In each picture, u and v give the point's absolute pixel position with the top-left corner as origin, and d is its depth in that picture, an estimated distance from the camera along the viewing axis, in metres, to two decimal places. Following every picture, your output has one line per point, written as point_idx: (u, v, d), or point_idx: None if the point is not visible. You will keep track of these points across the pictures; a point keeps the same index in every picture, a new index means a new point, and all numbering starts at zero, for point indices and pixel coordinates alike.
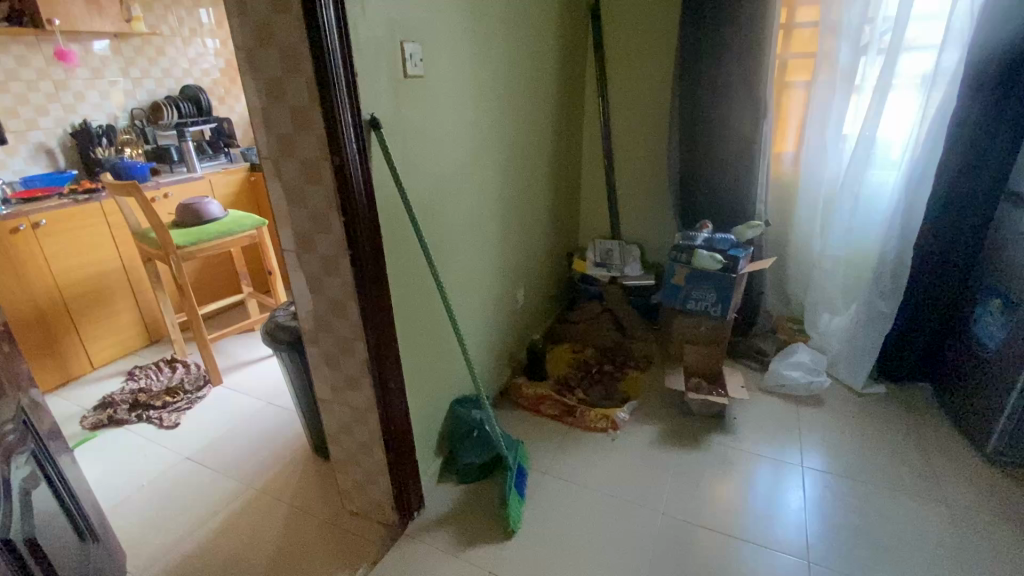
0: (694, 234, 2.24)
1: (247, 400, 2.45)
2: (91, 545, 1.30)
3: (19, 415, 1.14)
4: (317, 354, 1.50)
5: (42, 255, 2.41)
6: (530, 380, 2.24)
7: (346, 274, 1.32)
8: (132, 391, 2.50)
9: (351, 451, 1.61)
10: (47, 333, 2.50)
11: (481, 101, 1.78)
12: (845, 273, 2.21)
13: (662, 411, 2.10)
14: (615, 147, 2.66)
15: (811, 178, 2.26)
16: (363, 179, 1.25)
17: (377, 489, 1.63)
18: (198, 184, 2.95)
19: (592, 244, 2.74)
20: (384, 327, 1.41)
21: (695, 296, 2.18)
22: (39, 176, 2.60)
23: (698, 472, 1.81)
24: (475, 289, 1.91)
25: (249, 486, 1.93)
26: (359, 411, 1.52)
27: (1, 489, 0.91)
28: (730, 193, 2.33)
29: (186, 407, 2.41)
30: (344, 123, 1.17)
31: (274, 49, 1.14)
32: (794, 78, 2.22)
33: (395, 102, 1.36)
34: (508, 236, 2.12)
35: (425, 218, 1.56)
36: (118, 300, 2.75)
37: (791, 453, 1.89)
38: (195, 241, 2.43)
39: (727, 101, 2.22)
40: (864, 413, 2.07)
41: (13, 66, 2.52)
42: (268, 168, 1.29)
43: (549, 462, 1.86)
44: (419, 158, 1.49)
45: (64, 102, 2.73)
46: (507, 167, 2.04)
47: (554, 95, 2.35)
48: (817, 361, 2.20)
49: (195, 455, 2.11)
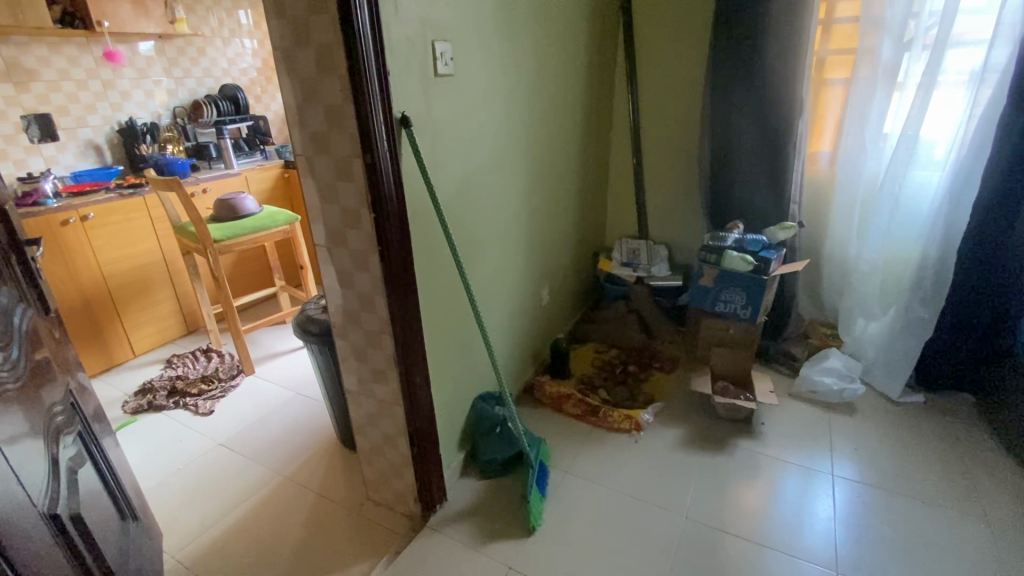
0: (724, 235, 2.19)
1: (277, 390, 2.52)
2: (132, 524, 1.36)
3: (67, 397, 1.21)
4: (345, 347, 1.53)
5: (90, 247, 2.53)
6: (553, 379, 2.24)
7: (375, 269, 1.34)
8: (170, 379, 2.60)
9: (377, 443, 1.65)
10: (92, 321, 2.62)
11: (510, 101, 1.79)
12: (884, 277, 2.13)
13: (687, 414, 2.07)
14: (644, 147, 2.63)
15: (848, 178, 2.19)
16: (393, 176, 1.27)
17: (401, 481, 1.66)
18: (235, 180, 3.05)
19: (618, 243, 2.72)
20: (411, 323, 1.43)
21: (724, 299, 2.15)
22: (88, 172, 2.73)
23: (723, 477, 1.78)
24: (500, 286, 1.93)
25: (277, 473, 1.99)
26: (385, 404, 1.55)
27: (50, 466, 0.97)
28: (762, 193, 2.28)
29: (220, 395, 2.50)
30: (376, 122, 1.19)
31: (310, 49, 1.17)
32: (832, 76, 2.16)
33: (425, 101, 1.37)
34: (535, 233, 2.13)
35: (453, 215, 1.58)
36: (158, 290, 2.87)
37: (821, 461, 1.84)
38: (230, 236, 2.51)
39: (761, 99, 2.17)
40: (900, 423, 2.00)
41: (65, 67, 2.65)
42: (302, 165, 1.32)
43: (571, 460, 1.86)
44: (448, 158, 1.51)
45: (111, 101, 2.86)
46: (535, 166, 2.05)
47: (583, 94, 2.34)
48: (851, 367, 2.14)
49: (227, 442, 2.19)
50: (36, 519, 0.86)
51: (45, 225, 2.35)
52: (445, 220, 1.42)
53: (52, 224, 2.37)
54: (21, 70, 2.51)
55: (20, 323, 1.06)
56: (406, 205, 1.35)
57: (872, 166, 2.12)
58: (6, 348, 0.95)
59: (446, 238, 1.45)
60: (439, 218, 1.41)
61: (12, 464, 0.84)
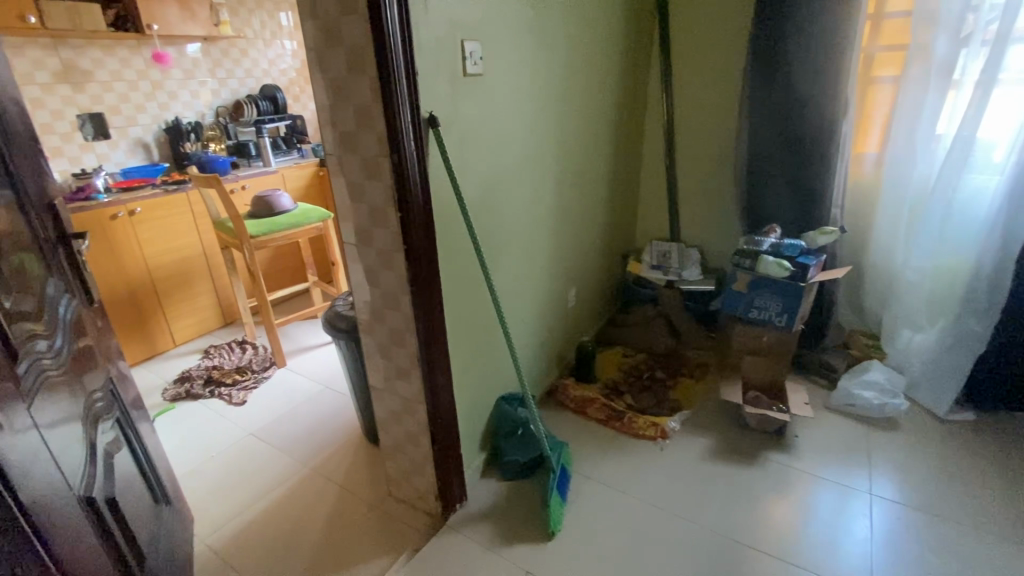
0: (760, 239, 2.13)
1: (307, 383, 2.59)
2: (165, 509, 1.41)
3: (107, 384, 1.26)
4: (371, 344, 1.55)
5: (136, 240, 2.65)
6: (578, 382, 2.22)
7: (400, 268, 1.35)
8: (207, 368, 2.70)
9: (399, 440, 1.66)
10: (137, 311, 2.74)
11: (540, 101, 1.77)
12: (933, 287, 2.02)
13: (716, 423, 2.01)
14: (677, 148, 2.57)
15: (895, 181, 2.08)
16: (419, 174, 1.27)
17: (422, 479, 1.67)
18: (273, 178, 3.14)
19: (649, 245, 2.67)
20: (433, 323, 1.43)
21: (758, 304, 2.06)
22: (136, 168, 2.86)
23: (753, 490, 1.72)
24: (526, 287, 1.92)
25: (304, 465, 2.04)
26: (408, 401, 1.56)
27: (88, 452, 1.01)
28: (800, 197, 2.19)
29: (253, 386, 2.58)
30: (403, 122, 1.20)
31: (341, 50, 1.18)
32: (880, 74, 2.05)
33: (453, 102, 1.37)
34: (562, 234, 2.11)
35: (478, 215, 1.57)
36: (198, 283, 2.98)
37: (858, 478, 1.75)
38: (266, 232, 2.58)
39: (803, 99, 2.08)
40: (946, 442, 1.88)
41: (117, 68, 2.79)
42: (332, 164, 1.34)
43: (593, 466, 1.83)
44: (474, 158, 1.51)
45: (159, 101, 2.99)
46: (564, 167, 2.02)
47: (616, 93, 2.30)
48: (893, 381, 2.03)
49: (258, 432, 2.25)
50: (72, 502, 0.90)
51: (95, 219, 2.47)
52: (470, 220, 1.42)
53: (102, 218, 2.50)
54: (77, 72, 2.65)
55: (65, 312, 1.11)
56: (432, 205, 1.35)
57: (923, 169, 2.00)
58: (51, 337, 0.99)
59: (470, 238, 1.44)
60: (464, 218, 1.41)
61: (52, 448, 0.88)
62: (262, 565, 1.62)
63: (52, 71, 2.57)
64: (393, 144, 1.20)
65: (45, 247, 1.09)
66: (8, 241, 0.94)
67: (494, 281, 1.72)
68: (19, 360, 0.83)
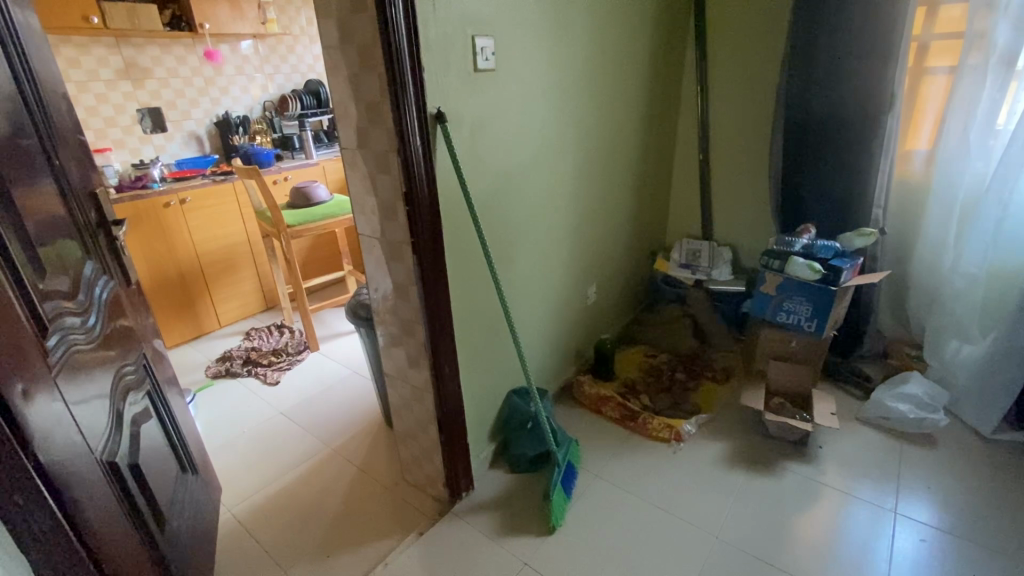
0: (791, 239, 2.01)
1: (336, 367, 2.70)
2: (191, 478, 1.52)
3: (141, 359, 1.37)
4: (383, 332, 1.60)
5: (186, 227, 2.83)
6: (595, 379, 2.20)
7: (407, 260, 1.39)
8: (247, 349, 2.87)
9: (411, 426, 1.71)
10: (186, 293, 2.94)
11: (559, 96, 1.76)
12: (983, 296, 1.87)
13: (735, 428, 1.95)
14: (710, 143, 2.48)
15: (946, 180, 1.93)
16: (423, 169, 1.30)
17: (431, 465, 1.72)
18: (313, 170, 3.27)
19: (678, 243, 2.60)
20: (439, 314, 1.46)
21: (787, 308, 1.97)
22: (188, 159, 3.06)
23: (768, 500, 1.66)
24: (541, 282, 1.92)
25: (326, 445, 2.13)
26: (417, 389, 1.60)
27: (114, 420, 1.12)
28: (839, 195, 2.07)
29: (287, 367, 2.72)
30: (409, 118, 1.23)
31: (353, 48, 1.22)
32: (934, 64, 1.91)
33: (462, 98, 1.39)
34: (582, 230, 2.09)
35: (490, 210, 1.59)
36: (242, 268, 3.16)
37: (884, 496, 1.66)
38: (301, 222, 2.70)
39: (842, 92, 1.97)
40: (989, 464, 1.75)
41: (173, 65, 2.98)
42: (346, 157, 1.39)
43: (602, 464, 1.82)
44: (486, 154, 1.52)
45: (211, 96, 3.18)
46: (586, 162, 2.00)
47: (645, 87, 2.25)
48: (934, 396, 1.88)
49: (287, 412, 2.37)
50: (93, 464, 0.99)
51: (150, 206, 2.66)
52: (478, 215, 1.44)
53: (156, 206, 2.69)
54: (137, 69, 2.85)
55: (101, 292, 1.21)
56: (438, 198, 1.38)
57: (977, 168, 1.85)
58: (84, 315, 1.09)
59: (477, 233, 1.46)
60: (471, 213, 1.43)
61: (76, 414, 0.97)
62: (280, 536, 1.72)
63: (116, 68, 2.78)
64: (398, 139, 1.24)
65: (85, 232, 1.20)
66: (47, 226, 1.03)
67: (507, 276, 1.73)
68: (47, 335, 0.93)
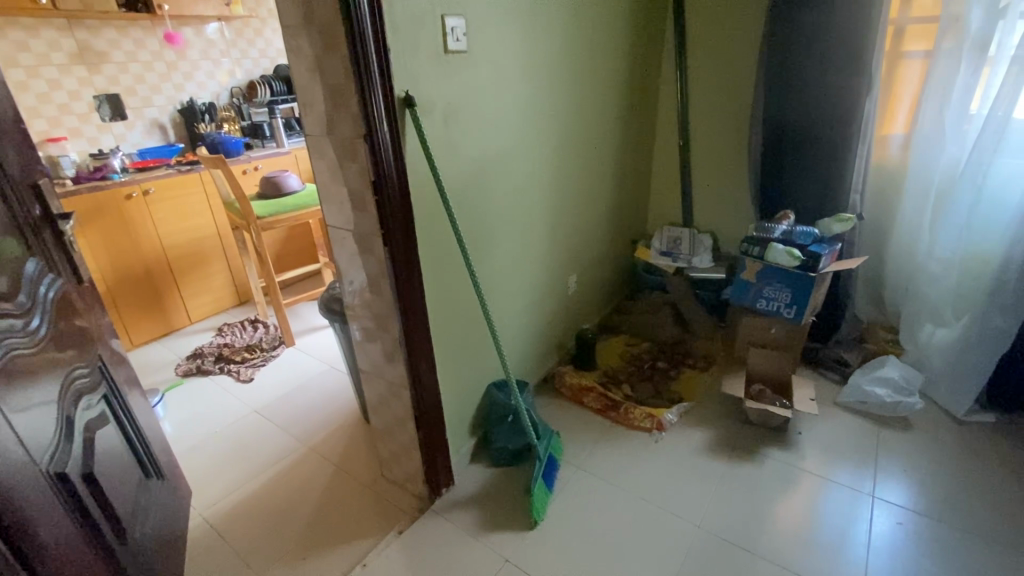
0: (770, 226, 2.01)
1: (312, 362, 2.62)
2: (155, 483, 1.46)
3: (97, 361, 1.29)
4: (357, 328, 1.55)
5: (151, 220, 2.72)
6: (577, 370, 2.18)
7: (378, 252, 1.33)
8: (219, 346, 2.78)
9: (388, 423, 1.66)
10: (153, 289, 2.83)
11: (534, 81, 1.70)
12: (957, 280, 1.89)
13: (716, 416, 1.94)
14: (690, 129, 2.45)
15: (921, 165, 1.94)
16: (392, 156, 1.24)
17: (410, 462, 1.67)
18: (285, 159, 3.16)
19: (658, 231, 2.58)
20: (412, 308, 1.41)
21: (767, 294, 1.97)
22: (152, 149, 2.92)
23: (749, 489, 1.66)
24: (519, 272, 1.87)
25: (302, 443, 2.07)
26: (393, 385, 1.55)
27: (63, 428, 1.05)
28: (818, 181, 2.05)
29: (261, 363, 2.64)
30: (376, 104, 1.18)
31: (314, 28, 1.15)
32: (909, 48, 1.89)
33: (432, 81, 1.32)
34: (561, 218, 2.05)
35: (464, 199, 1.53)
36: (213, 262, 3.05)
37: (863, 481, 1.67)
38: (272, 213, 2.60)
39: (821, 77, 1.94)
40: (963, 446, 1.77)
41: (132, 49, 2.83)
42: (311, 145, 1.32)
43: (584, 456, 1.80)
44: (459, 141, 1.46)
45: (174, 82, 3.03)
46: (564, 149, 1.95)
47: (623, 71, 2.20)
48: (910, 379, 1.90)
49: (262, 409, 2.31)
50: (37, 477, 0.93)
51: (110, 199, 2.54)
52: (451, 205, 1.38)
53: (118, 198, 2.57)
54: (93, 53, 2.70)
55: (48, 291, 1.13)
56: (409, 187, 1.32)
57: (951, 153, 1.86)
58: (25, 316, 1.01)
59: (450, 224, 1.41)
60: (444, 204, 1.37)
61: (16, 425, 0.91)
62: (254, 540, 1.67)
63: (69, 53, 2.63)
64: (364, 124, 1.18)
65: (26, 227, 1.11)
66: None
67: (483, 268, 1.69)
68: None
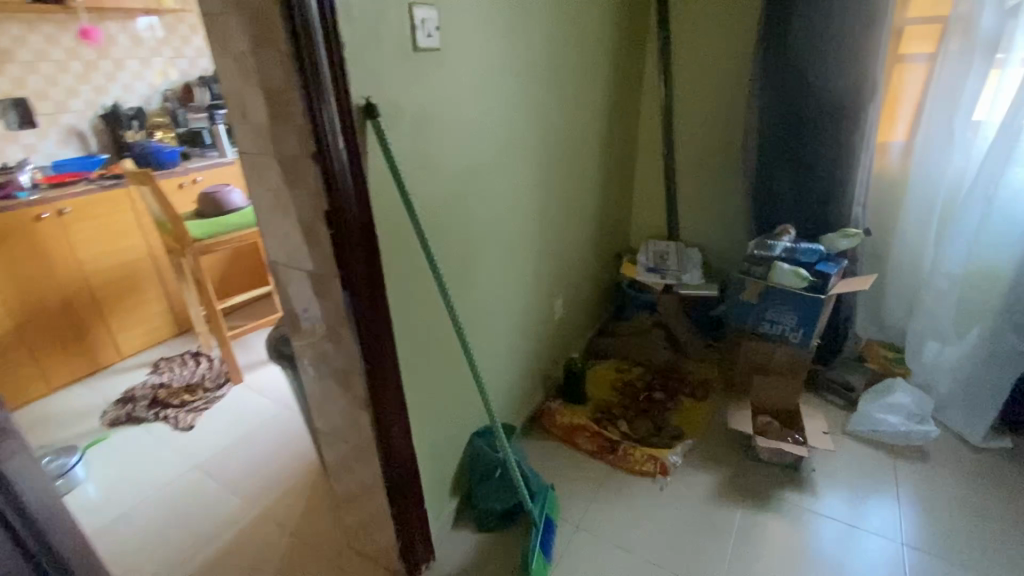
0: (771, 242, 1.84)
1: (264, 403, 2.31)
2: None
3: None
4: (313, 383, 1.28)
5: (68, 243, 2.34)
6: (566, 405, 1.96)
7: (338, 296, 1.08)
8: (153, 387, 2.41)
9: (354, 491, 1.40)
10: (72, 322, 2.45)
11: (515, 84, 1.47)
12: (967, 297, 1.78)
13: (722, 454, 1.76)
14: (676, 136, 2.27)
15: (925, 175, 1.82)
16: (353, 179, 0.99)
17: (382, 535, 1.41)
18: (228, 169, 2.83)
19: (644, 245, 2.39)
20: (383, 361, 1.16)
21: (771, 317, 1.82)
22: (69, 161, 2.54)
23: (770, 543, 1.48)
24: (501, 302, 1.64)
25: (253, 507, 1.78)
26: (360, 450, 1.29)
27: None
28: (818, 193, 1.91)
29: (204, 407, 2.29)
30: (330, 115, 0.93)
31: (244, 17, 0.89)
32: (911, 51, 1.77)
33: (399, 84, 1.07)
34: (545, 237, 1.83)
35: (439, 225, 1.29)
36: (146, 289, 2.68)
37: (889, 527, 1.52)
38: (211, 234, 2.28)
39: (822, 81, 1.80)
40: (983, 478, 1.66)
41: (41, 46, 2.44)
42: (247, 165, 1.06)
43: (583, 511, 1.58)
44: (433, 157, 1.22)
45: (95, 84, 2.65)
46: (548, 161, 1.74)
47: (608, 73, 2.00)
48: (921, 404, 1.79)
49: (204, 465, 1.98)
50: None
51: (15, 221, 2.16)
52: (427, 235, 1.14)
53: (24, 219, 2.19)
54: None
55: None
56: (374, 215, 1.07)
57: (958, 162, 1.75)
58: None
59: (425, 257, 1.17)
60: (418, 235, 1.14)
61: None
62: None
63: None
64: (317, 140, 0.93)
65: None
66: None
67: (463, 302, 1.45)
68: None
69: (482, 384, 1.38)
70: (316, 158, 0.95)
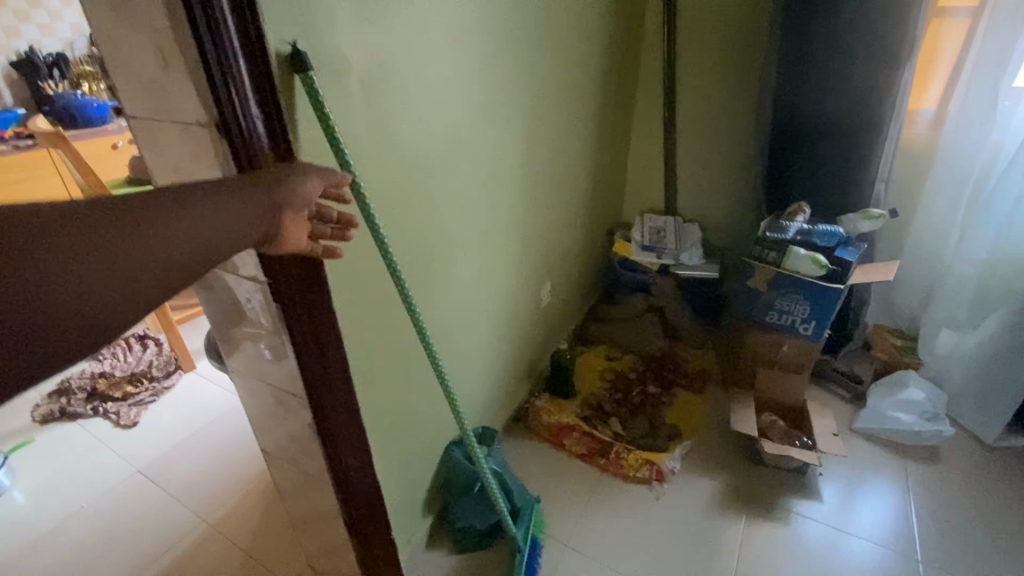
0: (784, 223, 1.64)
1: (218, 394, 2.07)
2: None
3: None
4: (253, 401, 1.06)
5: None
6: (553, 400, 1.77)
7: (272, 305, 0.85)
8: (91, 377, 2.15)
9: (310, 516, 1.21)
10: None
11: (495, 31, 1.19)
12: (993, 286, 1.62)
13: (723, 455, 1.62)
14: (677, 96, 2.00)
15: (957, 149, 1.63)
16: (275, 149, 0.74)
17: (345, 563, 1.25)
18: None
19: (638, 220, 2.17)
20: (334, 381, 0.94)
21: (780, 306, 1.63)
22: None
23: (777, 563, 1.35)
24: (479, 291, 1.42)
25: (202, 520, 1.59)
26: (312, 477, 1.10)
27: None
28: (838, 166, 1.69)
29: (150, 400, 2.05)
30: (232, 65, 0.66)
31: None
32: (953, 5, 1.54)
33: (342, 26, 0.80)
34: (530, 214, 1.59)
35: (400, 208, 1.05)
36: None
37: (903, 542, 1.40)
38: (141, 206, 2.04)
39: (854, 35, 1.54)
40: (998, 483, 1.55)
41: None
42: (138, 134, 0.79)
43: (572, 527, 1.43)
44: (390, 125, 0.95)
45: (3, 25, 2.27)
46: (534, 127, 1.47)
47: (606, 21, 1.71)
48: (935, 401, 1.66)
49: (147, 469, 1.77)
50: None
51: None
52: (382, 227, 0.89)
53: None
54: None
55: None
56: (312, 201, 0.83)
57: (996, 136, 1.57)
58: None
59: (379, 254, 0.91)
60: (368, 225, 0.88)
61: None
62: None
63: None
64: (215, 88, 0.67)
65: None
66: None
67: (431, 298, 1.22)
68: None
69: (454, 402, 1.14)
70: (215, 114, 0.68)
